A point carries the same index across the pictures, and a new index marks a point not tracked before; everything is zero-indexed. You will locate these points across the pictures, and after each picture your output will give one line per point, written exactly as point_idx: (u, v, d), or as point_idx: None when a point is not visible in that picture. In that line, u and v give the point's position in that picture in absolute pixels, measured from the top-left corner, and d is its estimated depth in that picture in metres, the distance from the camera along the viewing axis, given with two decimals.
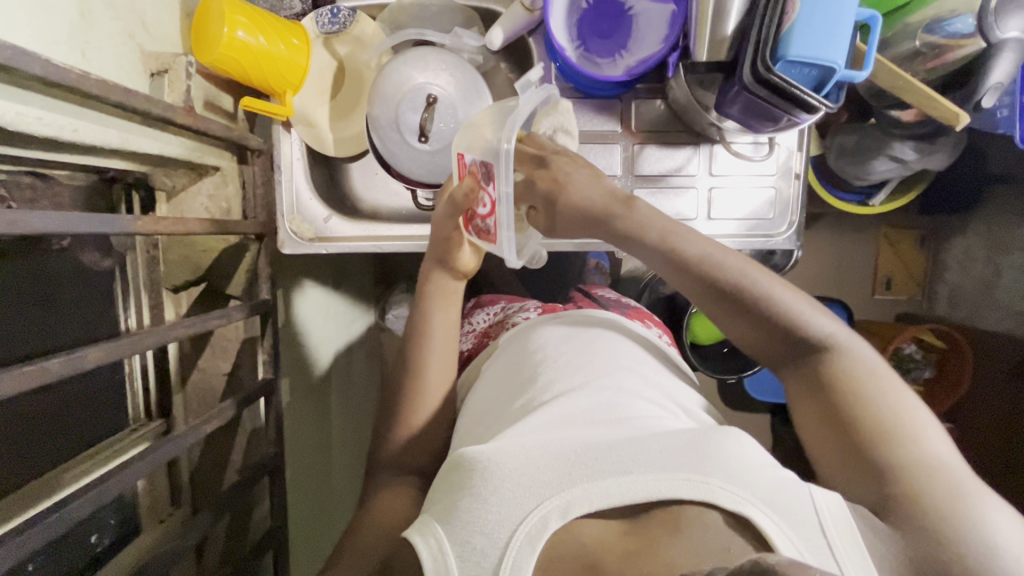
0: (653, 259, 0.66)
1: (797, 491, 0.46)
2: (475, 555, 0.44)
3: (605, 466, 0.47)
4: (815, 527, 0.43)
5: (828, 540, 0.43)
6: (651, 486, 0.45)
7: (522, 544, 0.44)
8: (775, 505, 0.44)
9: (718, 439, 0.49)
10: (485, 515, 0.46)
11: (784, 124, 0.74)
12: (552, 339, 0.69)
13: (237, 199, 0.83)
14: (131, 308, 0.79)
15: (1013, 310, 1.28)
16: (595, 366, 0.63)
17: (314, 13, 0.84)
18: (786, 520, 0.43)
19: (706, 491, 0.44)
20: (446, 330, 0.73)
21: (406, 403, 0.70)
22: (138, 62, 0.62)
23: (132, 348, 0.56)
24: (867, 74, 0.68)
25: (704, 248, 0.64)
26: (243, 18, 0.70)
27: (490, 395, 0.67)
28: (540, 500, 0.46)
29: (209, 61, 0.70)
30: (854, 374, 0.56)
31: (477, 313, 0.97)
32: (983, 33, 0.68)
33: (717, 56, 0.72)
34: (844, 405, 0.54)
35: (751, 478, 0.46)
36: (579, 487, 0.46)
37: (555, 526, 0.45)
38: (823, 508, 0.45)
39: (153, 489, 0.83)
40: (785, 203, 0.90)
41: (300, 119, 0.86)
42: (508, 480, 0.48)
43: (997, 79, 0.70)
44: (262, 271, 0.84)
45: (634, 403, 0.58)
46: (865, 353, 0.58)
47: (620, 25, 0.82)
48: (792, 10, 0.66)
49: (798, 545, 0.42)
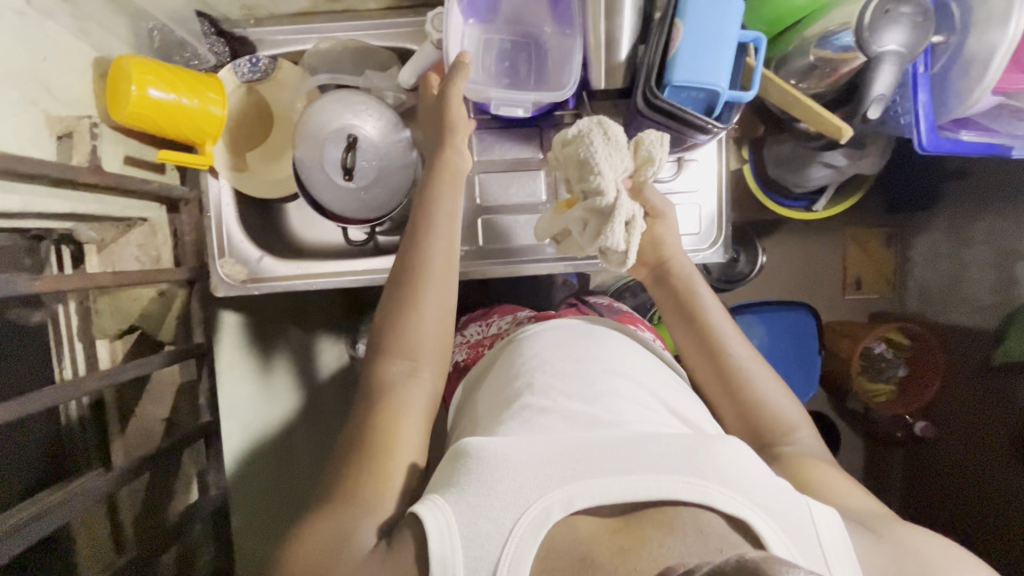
0: (674, 303, 0.80)
1: (796, 499, 0.50)
2: (480, 538, 0.48)
3: (607, 464, 0.51)
4: (812, 539, 0.48)
5: (822, 548, 0.47)
6: (653, 487, 0.49)
7: (524, 532, 0.48)
8: (770, 509, 0.48)
9: (720, 444, 0.52)
10: (492, 502, 0.49)
11: (687, 142, 0.76)
12: (545, 347, 0.72)
13: (167, 248, 0.87)
14: (67, 360, 0.81)
15: (980, 304, 1.30)
16: (596, 374, 0.67)
17: (234, 63, 0.87)
18: (782, 527, 0.48)
19: (705, 494, 0.48)
20: (444, 272, 0.70)
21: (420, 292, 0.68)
22: (41, 126, 0.64)
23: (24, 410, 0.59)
24: (755, 93, 0.69)
25: (718, 309, 0.79)
26: (152, 76, 0.72)
27: (491, 395, 0.71)
28: (543, 490, 0.49)
29: (122, 118, 0.73)
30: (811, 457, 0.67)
31: (468, 323, 0.99)
32: (861, 49, 0.67)
33: (614, 82, 0.75)
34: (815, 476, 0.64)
35: (747, 483, 0.50)
36: (581, 482, 0.49)
37: (558, 516, 0.48)
38: (817, 517, 0.49)
39: (92, 538, 0.82)
40: (711, 217, 0.92)
41: (226, 164, 0.88)
42: (512, 471, 0.51)
43: (879, 91, 0.69)
44: (195, 316, 0.88)
45: (636, 412, 0.62)
46: (821, 453, 0.69)
47: (526, 61, 0.82)
48: (676, 36, 0.67)
49: (789, 547, 0.47)
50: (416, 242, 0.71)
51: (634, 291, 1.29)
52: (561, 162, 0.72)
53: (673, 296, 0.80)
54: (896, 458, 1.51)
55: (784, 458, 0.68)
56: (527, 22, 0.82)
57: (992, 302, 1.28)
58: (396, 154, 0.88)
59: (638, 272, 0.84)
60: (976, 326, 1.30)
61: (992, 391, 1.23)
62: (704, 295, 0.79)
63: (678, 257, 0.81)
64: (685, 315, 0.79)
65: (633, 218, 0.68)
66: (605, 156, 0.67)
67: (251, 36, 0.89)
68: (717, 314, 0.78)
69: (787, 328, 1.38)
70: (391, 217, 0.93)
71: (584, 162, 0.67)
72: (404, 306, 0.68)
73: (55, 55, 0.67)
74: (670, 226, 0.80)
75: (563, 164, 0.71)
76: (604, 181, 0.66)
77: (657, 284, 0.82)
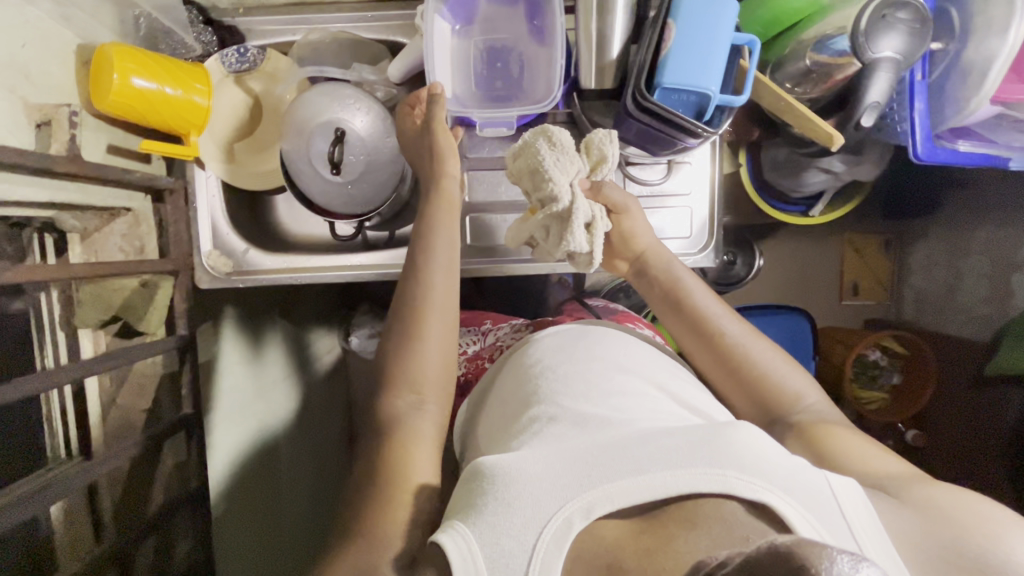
0: (661, 298, 0.80)
1: (816, 480, 0.49)
2: (504, 556, 0.48)
3: (621, 467, 0.51)
4: (836, 513, 0.47)
5: (849, 523, 0.47)
6: (670, 483, 0.49)
7: (549, 546, 0.48)
8: (790, 489, 0.47)
9: (731, 431, 0.52)
10: (512, 518, 0.49)
11: (676, 145, 0.75)
12: (548, 351, 0.73)
13: (152, 237, 0.86)
14: (48, 349, 0.80)
15: (974, 314, 1.28)
16: (601, 374, 0.67)
17: (221, 53, 0.86)
18: (806, 507, 0.47)
19: (725, 483, 0.47)
20: (446, 305, 0.71)
21: (426, 328, 0.69)
22: (18, 113, 0.63)
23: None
24: (747, 97, 0.67)
25: (701, 293, 0.78)
26: (135, 65, 0.71)
27: (503, 401, 0.72)
28: (562, 502, 0.50)
29: (104, 107, 0.71)
30: (825, 421, 0.66)
31: (463, 333, 0.99)
32: (856, 54, 0.65)
33: (605, 82, 0.73)
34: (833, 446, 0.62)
35: (764, 466, 0.49)
36: (599, 488, 0.50)
37: (580, 526, 0.48)
38: (840, 492, 0.49)
39: (72, 527, 0.82)
40: (702, 221, 0.90)
41: (213, 156, 0.87)
42: (528, 485, 0.51)
43: (873, 99, 0.68)
44: (178, 309, 0.87)
45: (645, 408, 0.62)
46: (834, 414, 0.68)
47: (497, 66, 0.81)
48: (668, 37, 0.66)
49: (817, 527, 0.46)
50: (417, 275, 0.72)
51: (628, 292, 1.28)
52: (515, 174, 0.75)
53: (657, 293, 0.81)
54: None
55: (801, 425, 0.66)
56: (502, 33, 0.81)
57: (984, 312, 1.26)
58: (386, 150, 0.88)
59: (618, 267, 0.86)
60: (972, 339, 1.28)
61: (983, 402, 1.23)
62: (686, 285, 0.79)
63: (653, 249, 0.82)
64: (671, 308, 0.79)
65: (593, 222, 0.73)
66: (554, 162, 0.69)
67: (241, 25, 0.88)
68: (701, 295, 0.78)
69: (785, 334, 1.36)
70: (381, 212, 0.92)
71: (535, 171, 0.70)
72: (411, 335, 0.69)
73: (35, 42, 0.65)
74: (637, 218, 0.81)
75: (517, 176, 0.73)
76: (558, 187, 0.68)
77: (639, 279, 0.83)
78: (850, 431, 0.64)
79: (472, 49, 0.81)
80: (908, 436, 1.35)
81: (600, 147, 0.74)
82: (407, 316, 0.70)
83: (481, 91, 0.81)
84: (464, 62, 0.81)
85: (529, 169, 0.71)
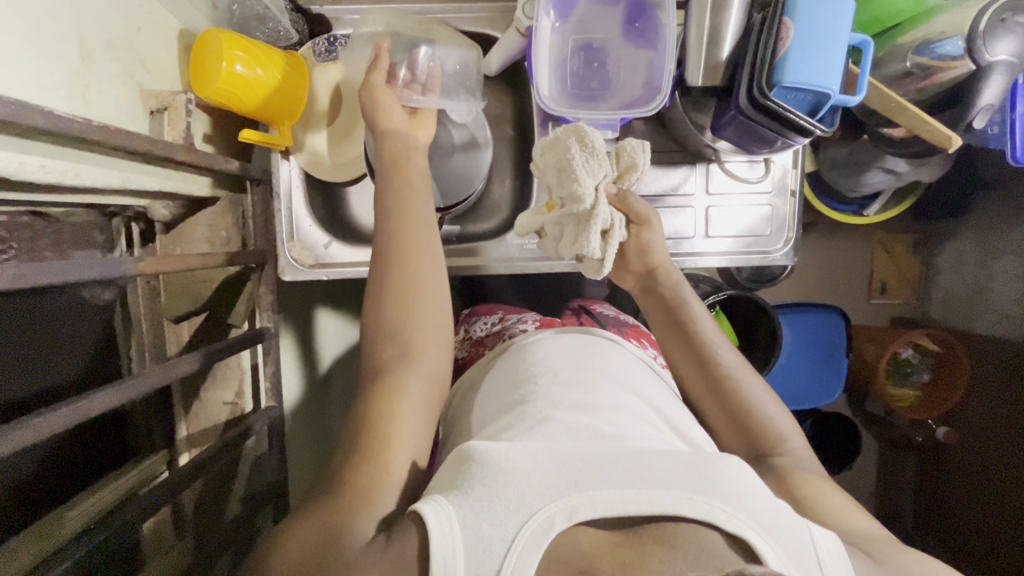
0: (664, 317, 0.79)
1: (800, 526, 0.48)
2: (482, 544, 0.45)
3: (610, 476, 0.49)
4: (814, 562, 0.46)
5: (824, 571, 0.46)
6: (656, 502, 0.47)
7: (527, 541, 0.45)
8: (773, 530, 0.46)
9: (720, 463, 0.51)
10: (495, 508, 0.47)
11: (779, 144, 0.75)
12: (550, 356, 0.72)
13: (236, 229, 0.84)
14: (132, 343, 0.79)
15: (1005, 313, 1.25)
16: (596, 387, 0.66)
17: (313, 41, 0.85)
18: (785, 550, 0.45)
19: (707, 511, 0.46)
20: (431, 265, 0.69)
21: (416, 282, 0.67)
22: (137, 100, 0.62)
23: (137, 389, 0.56)
24: (861, 97, 0.68)
25: (704, 316, 0.78)
26: (241, 52, 0.70)
27: (491, 403, 0.70)
28: (546, 499, 0.47)
29: (209, 95, 0.70)
30: (804, 469, 0.67)
31: (473, 321, 0.99)
32: (972, 56, 0.69)
33: (713, 80, 0.74)
34: (811, 497, 0.63)
35: (750, 502, 0.48)
36: (585, 493, 0.48)
37: (561, 527, 0.46)
38: (822, 545, 0.47)
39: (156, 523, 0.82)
40: (781, 219, 0.91)
41: (299, 145, 0.86)
42: (516, 478, 0.49)
43: (987, 100, 0.73)
44: (264, 300, 0.83)
45: (632, 425, 0.61)
46: (813, 463, 0.68)
47: (594, 66, 0.80)
48: (786, 35, 0.66)
49: (786, 562, 0.45)
50: (396, 231, 0.70)
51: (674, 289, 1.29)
52: (541, 168, 0.74)
53: (658, 311, 0.80)
54: (911, 464, 1.49)
55: (778, 467, 0.66)
56: (596, 31, 0.80)
57: (1015, 311, 1.23)
58: (468, 145, 0.89)
59: (625, 281, 0.84)
60: (1003, 337, 1.25)
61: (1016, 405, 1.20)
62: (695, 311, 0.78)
63: (665, 265, 0.81)
64: (671, 329, 0.78)
65: (611, 229, 0.73)
66: (582, 161, 0.68)
67: (328, 14, 0.87)
68: (705, 319, 0.77)
69: (816, 333, 1.35)
70: (461, 208, 0.93)
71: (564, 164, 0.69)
72: (403, 287, 0.67)
73: (148, 28, 0.64)
74: (657, 232, 0.79)
75: (544, 171, 0.73)
76: (582, 187, 0.67)
77: (646, 296, 0.82)
78: (823, 481, 0.65)
79: (568, 45, 0.80)
80: (939, 432, 1.34)
81: (632, 155, 0.73)
82: (391, 267, 0.68)
83: (577, 88, 0.80)
84: (559, 58, 0.79)
85: (556, 166, 0.70)
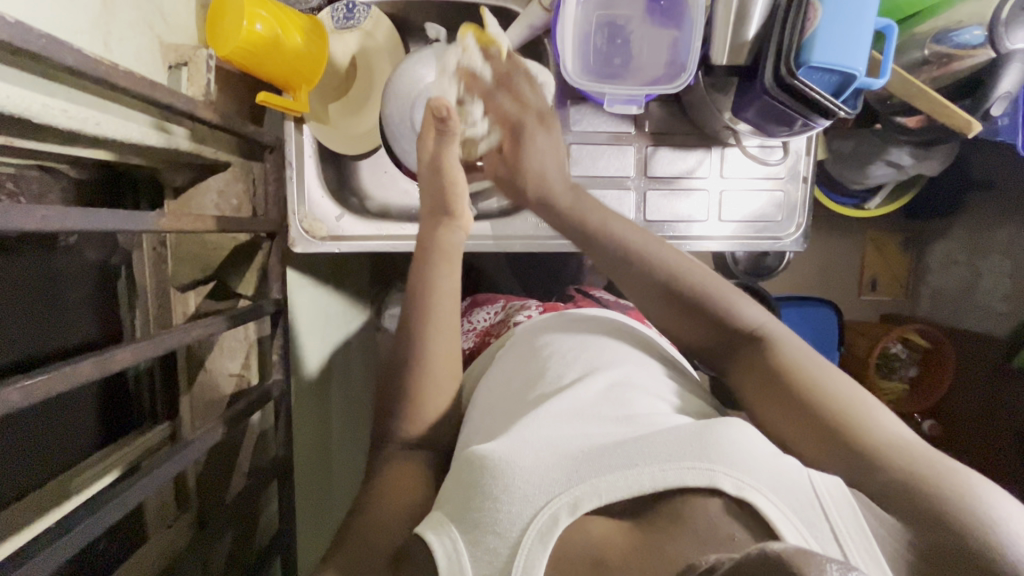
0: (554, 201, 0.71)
1: (796, 472, 0.42)
2: (488, 554, 0.42)
3: (612, 460, 0.44)
4: (816, 508, 0.40)
5: (832, 525, 0.39)
6: (658, 478, 0.42)
7: (533, 541, 0.41)
8: (778, 487, 0.41)
9: (722, 427, 0.45)
10: (497, 514, 0.43)
11: (801, 128, 0.76)
12: (555, 335, 0.66)
13: (247, 197, 0.82)
14: (136, 311, 0.77)
15: (992, 311, 1.30)
16: (601, 359, 0.60)
17: (331, 7, 0.83)
18: (791, 506, 0.40)
19: (711, 478, 0.41)
20: (451, 307, 0.64)
21: (425, 353, 0.62)
22: (154, 52, 0.61)
23: (158, 348, 0.53)
24: (883, 81, 0.70)
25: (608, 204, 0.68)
26: (263, 11, 0.68)
27: (497, 387, 0.64)
28: (549, 495, 0.43)
29: (226, 53, 0.68)
30: (799, 358, 0.54)
31: (476, 312, 0.96)
32: (993, 43, 0.71)
33: (737, 60, 0.74)
34: (810, 393, 0.50)
35: (759, 463, 0.42)
36: (587, 482, 0.43)
37: (566, 522, 0.42)
38: (823, 490, 0.41)
39: (160, 497, 0.81)
40: (792, 205, 0.93)
41: (312, 114, 0.83)
42: (518, 477, 0.44)
43: (1005, 88, 0.74)
44: (273, 270, 0.80)
45: (640, 398, 0.54)
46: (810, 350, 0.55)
47: (617, 43, 0.80)
48: (814, 16, 0.66)
49: (801, 530, 0.39)
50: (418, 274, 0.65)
51: None
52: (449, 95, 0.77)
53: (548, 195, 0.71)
54: None
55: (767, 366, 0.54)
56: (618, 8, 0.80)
57: (1003, 309, 1.27)
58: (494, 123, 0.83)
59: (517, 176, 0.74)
60: (989, 333, 1.29)
61: (998, 397, 1.23)
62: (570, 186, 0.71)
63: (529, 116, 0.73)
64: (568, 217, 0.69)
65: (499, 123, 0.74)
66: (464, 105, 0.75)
67: None
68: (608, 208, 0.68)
69: (814, 326, 1.36)
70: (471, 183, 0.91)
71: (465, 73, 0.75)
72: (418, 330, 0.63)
73: None
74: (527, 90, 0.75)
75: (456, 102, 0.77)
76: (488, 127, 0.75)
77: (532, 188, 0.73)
78: (826, 368, 0.53)
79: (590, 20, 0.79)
80: (924, 426, 1.37)
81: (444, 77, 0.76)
82: (403, 341, 0.63)
83: (599, 64, 0.80)
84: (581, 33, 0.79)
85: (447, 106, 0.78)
